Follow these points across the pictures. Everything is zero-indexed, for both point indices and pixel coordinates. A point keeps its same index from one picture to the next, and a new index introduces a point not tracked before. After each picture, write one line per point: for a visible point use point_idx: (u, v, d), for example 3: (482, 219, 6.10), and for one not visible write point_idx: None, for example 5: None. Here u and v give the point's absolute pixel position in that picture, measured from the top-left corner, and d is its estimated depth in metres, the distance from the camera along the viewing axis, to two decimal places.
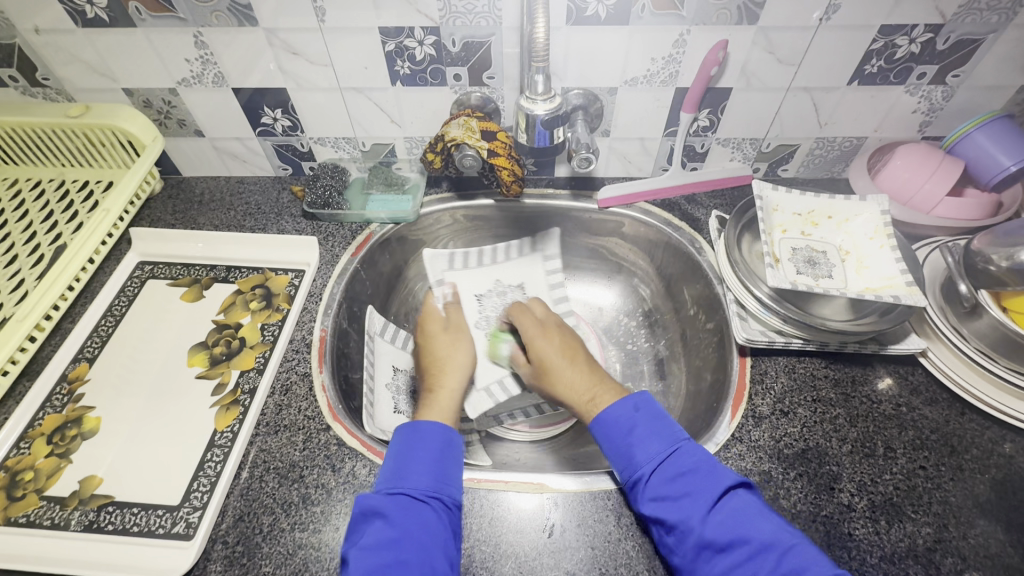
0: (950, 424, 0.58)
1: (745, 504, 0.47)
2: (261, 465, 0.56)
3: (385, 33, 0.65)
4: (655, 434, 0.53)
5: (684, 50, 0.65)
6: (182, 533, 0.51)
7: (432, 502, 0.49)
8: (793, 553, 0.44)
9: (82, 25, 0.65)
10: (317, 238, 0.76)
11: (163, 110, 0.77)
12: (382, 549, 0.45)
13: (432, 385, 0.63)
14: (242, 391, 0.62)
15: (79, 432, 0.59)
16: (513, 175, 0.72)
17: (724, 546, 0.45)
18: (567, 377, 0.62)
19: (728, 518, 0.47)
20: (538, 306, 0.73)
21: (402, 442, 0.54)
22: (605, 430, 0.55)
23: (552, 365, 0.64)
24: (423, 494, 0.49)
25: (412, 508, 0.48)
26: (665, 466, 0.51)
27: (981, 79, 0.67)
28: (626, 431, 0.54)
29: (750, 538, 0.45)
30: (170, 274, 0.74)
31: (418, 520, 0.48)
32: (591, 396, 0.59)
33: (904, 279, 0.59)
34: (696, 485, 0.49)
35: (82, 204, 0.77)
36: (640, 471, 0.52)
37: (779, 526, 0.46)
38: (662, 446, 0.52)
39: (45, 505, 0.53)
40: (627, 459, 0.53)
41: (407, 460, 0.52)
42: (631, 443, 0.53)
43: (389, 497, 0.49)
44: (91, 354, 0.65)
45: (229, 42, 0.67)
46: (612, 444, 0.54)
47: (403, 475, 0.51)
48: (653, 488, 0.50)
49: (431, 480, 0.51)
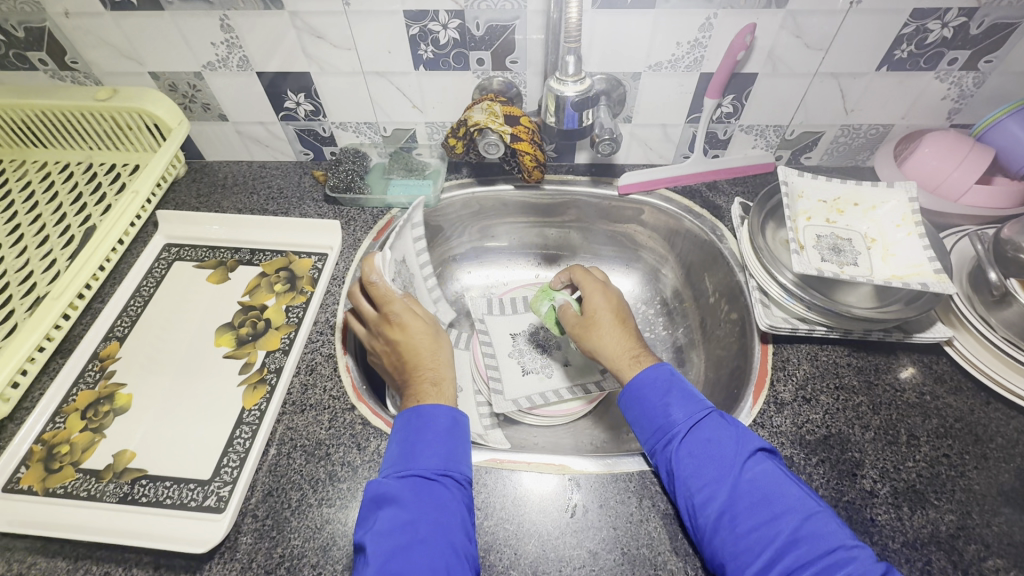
0: (975, 413, 0.58)
1: (772, 469, 0.49)
2: (288, 442, 0.57)
3: (410, 17, 0.65)
4: (689, 398, 0.55)
5: (710, 35, 0.65)
6: (214, 506, 0.53)
7: (442, 480, 0.50)
8: (818, 519, 0.45)
9: (110, 8, 0.66)
10: (340, 223, 0.77)
11: (188, 94, 0.77)
12: (397, 533, 0.46)
13: (434, 377, 0.59)
14: (268, 370, 0.63)
15: (112, 408, 0.60)
16: (536, 161, 0.72)
17: (748, 506, 0.47)
18: (611, 337, 0.62)
19: (754, 482, 0.48)
20: (598, 271, 0.71)
21: (406, 425, 0.53)
22: (639, 392, 0.56)
23: (601, 325, 0.63)
24: (433, 475, 0.50)
25: (423, 489, 0.49)
26: (697, 426, 0.52)
27: (1013, 65, 0.66)
28: (663, 393, 0.55)
29: (775, 500, 0.47)
30: (195, 256, 0.75)
31: (432, 500, 0.48)
32: (637, 353, 0.61)
33: (932, 267, 0.59)
34: (725, 446, 0.50)
35: (110, 187, 0.78)
36: (672, 429, 0.53)
37: (804, 493, 0.47)
38: (695, 407, 0.54)
39: (82, 477, 0.55)
40: (661, 419, 0.54)
41: (415, 442, 0.52)
42: (667, 403, 0.54)
43: (401, 482, 0.49)
44: (121, 333, 0.67)
45: (255, 25, 0.67)
46: (648, 403, 0.56)
47: (411, 457, 0.51)
48: (686, 447, 0.51)
49: (440, 459, 0.51)
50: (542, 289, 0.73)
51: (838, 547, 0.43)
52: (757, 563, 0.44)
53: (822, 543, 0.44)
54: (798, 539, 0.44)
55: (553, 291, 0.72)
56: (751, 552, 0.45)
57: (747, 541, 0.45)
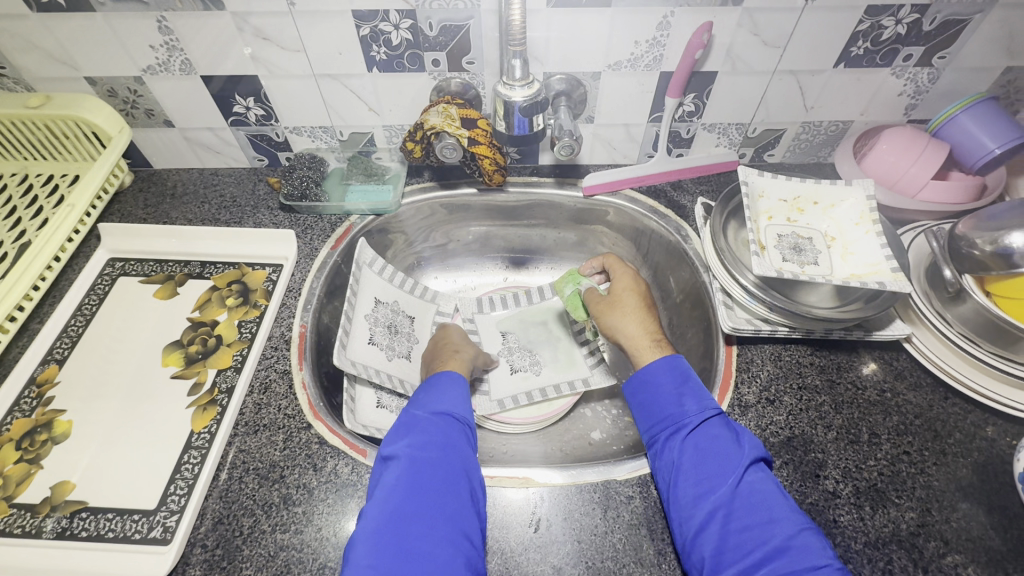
0: (934, 409, 0.58)
1: (770, 479, 0.48)
2: (240, 466, 0.55)
3: (359, 17, 0.62)
4: (702, 394, 0.54)
5: (668, 33, 0.64)
6: (159, 537, 0.50)
7: (468, 425, 0.55)
8: (809, 535, 0.44)
9: (36, 9, 0.62)
10: (295, 231, 0.74)
11: (129, 100, 0.73)
12: (430, 449, 0.50)
13: (454, 347, 0.69)
14: (219, 391, 0.60)
15: (50, 437, 0.57)
16: (495, 164, 0.70)
17: (745, 506, 0.46)
18: (635, 318, 0.62)
19: (754, 487, 0.47)
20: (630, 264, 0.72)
21: (435, 378, 0.59)
22: (652, 380, 0.56)
23: (625, 305, 0.64)
24: (465, 416, 0.55)
25: (455, 423, 0.54)
26: (707, 422, 0.52)
27: (966, 61, 0.66)
28: (678, 384, 0.55)
29: (770, 505, 0.46)
30: (141, 271, 0.72)
31: (461, 435, 0.53)
32: (659, 337, 0.61)
33: (889, 265, 0.58)
34: (733, 446, 0.50)
35: (47, 200, 0.74)
36: (682, 420, 0.52)
37: (797, 507, 0.46)
38: (708, 404, 0.53)
39: (16, 512, 0.52)
40: (673, 409, 0.54)
41: (447, 388, 0.57)
42: (681, 395, 0.54)
43: (434, 414, 0.54)
44: (60, 356, 0.63)
45: (196, 27, 0.64)
46: (659, 392, 0.55)
47: (445, 398, 0.56)
48: (694, 437, 0.51)
49: (467, 408, 0.56)
50: (572, 272, 0.73)
51: (826, 564, 0.42)
52: (741, 562, 0.43)
53: (811, 558, 0.42)
54: (789, 547, 0.43)
55: (580, 277, 0.72)
56: (738, 550, 0.44)
57: (737, 538, 0.45)
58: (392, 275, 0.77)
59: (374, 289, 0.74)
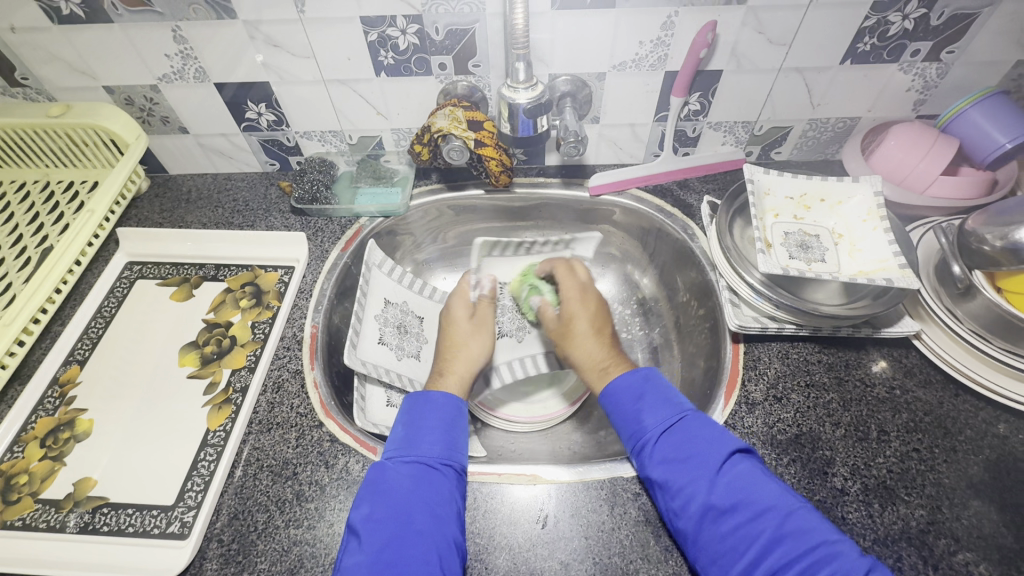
0: (944, 406, 0.58)
1: (750, 469, 0.47)
2: (254, 462, 0.56)
3: (368, 23, 0.63)
4: (663, 402, 0.53)
5: (672, 33, 0.64)
6: (177, 532, 0.52)
7: (444, 469, 0.49)
8: (797, 516, 0.44)
9: (58, 22, 0.64)
10: (306, 234, 0.76)
11: (146, 107, 0.75)
12: (391, 522, 0.45)
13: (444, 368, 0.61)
14: (234, 390, 0.61)
15: (72, 435, 0.59)
16: (502, 165, 0.72)
17: (729, 506, 0.45)
18: (584, 344, 0.62)
19: (734, 480, 0.46)
20: (581, 269, 0.71)
21: (412, 411, 0.54)
22: (614, 398, 0.56)
23: (576, 330, 0.63)
24: (439, 462, 0.50)
25: (425, 475, 0.48)
26: (670, 431, 0.51)
27: (976, 55, 0.65)
28: (636, 398, 0.54)
29: (752, 500, 0.45)
30: (159, 273, 0.74)
31: (432, 488, 0.48)
32: (606, 365, 0.59)
33: (897, 262, 0.58)
34: (703, 447, 0.49)
35: (68, 206, 0.76)
36: (644, 436, 0.51)
37: (783, 490, 0.46)
38: (669, 411, 0.52)
39: (40, 508, 0.54)
40: (633, 426, 0.53)
41: (417, 428, 0.52)
42: (639, 410, 0.53)
43: (401, 467, 0.49)
44: (82, 357, 0.65)
45: (209, 36, 0.65)
46: (622, 409, 0.54)
47: (415, 443, 0.51)
48: (658, 454, 0.50)
49: (443, 448, 0.51)
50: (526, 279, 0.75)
51: (822, 543, 0.42)
52: (742, 564, 0.43)
53: (805, 540, 0.42)
54: (781, 538, 0.42)
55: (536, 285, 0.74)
56: (735, 552, 0.43)
57: (730, 541, 0.44)
58: (401, 275, 0.77)
59: (386, 292, 0.74)
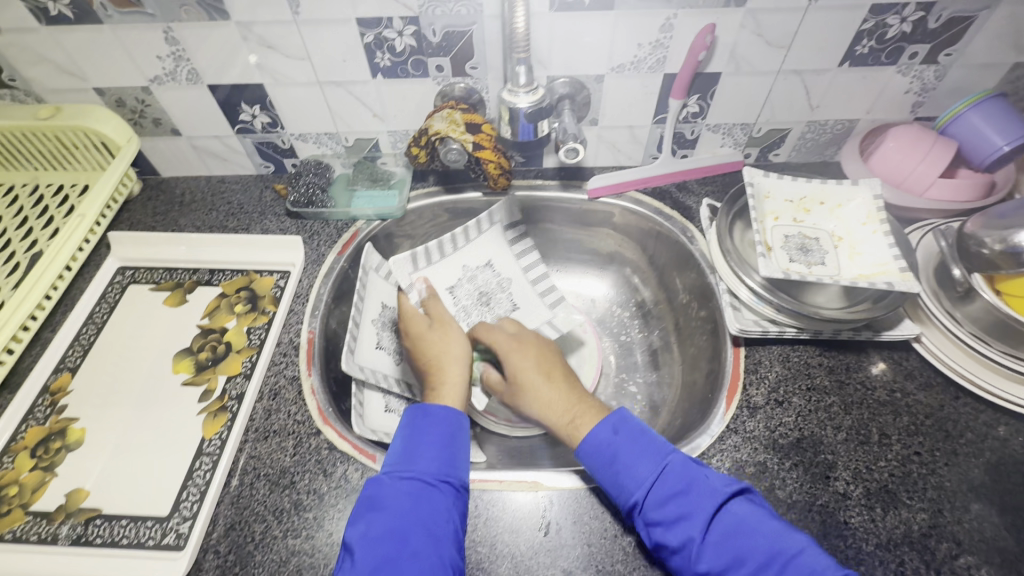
0: (944, 409, 0.58)
1: (742, 517, 0.45)
2: (251, 471, 0.55)
3: (364, 25, 0.63)
4: (643, 456, 0.50)
5: (671, 35, 0.64)
6: (173, 543, 0.51)
7: (441, 486, 0.49)
8: (799, 561, 0.42)
9: (46, 23, 0.63)
10: (302, 238, 0.75)
11: (137, 109, 0.74)
12: (386, 542, 0.44)
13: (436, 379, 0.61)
14: (229, 397, 0.60)
15: (63, 445, 0.58)
16: (500, 168, 0.71)
17: (726, 563, 0.44)
18: (544, 396, 0.58)
19: (727, 533, 0.45)
20: (507, 323, 0.68)
21: (412, 424, 0.53)
22: (586, 461, 0.52)
23: (530, 385, 0.60)
24: (435, 480, 0.49)
25: (422, 493, 0.48)
26: (656, 490, 0.48)
27: (974, 58, 0.66)
28: (611, 458, 0.51)
29: (751, 554, 0.43)
30: (151, 278, 0.72)
31: (428, 506, 0.47)
32: (574, 417, 0.56)
33: (897, 265, 0.58)
34: (691, 502, 0.46)
35: (57, 210, 0.74)
36: (630, 498, 0.48)
37: (779, 533, 0.44)
38: (650, 467, 0.49)
39: (31, 520, 0.52)
40: (618, 488, 0.50)
41: (416, 444, 0.51)
42: (618, 472, 0.50)
43: (399, 484, 0.48)
44: (73, 364, 0.64)
45: (202, 37, 0.64)
46: (600, 471, 0.51)
47: (412, 459, 0.50)
48: (647, 514, 0.47)
49: (440, 465, 0.50)
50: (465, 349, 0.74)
51: None
52: None
53: None
54: None
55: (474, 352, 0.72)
56: None
57: None
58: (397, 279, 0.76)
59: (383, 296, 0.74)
